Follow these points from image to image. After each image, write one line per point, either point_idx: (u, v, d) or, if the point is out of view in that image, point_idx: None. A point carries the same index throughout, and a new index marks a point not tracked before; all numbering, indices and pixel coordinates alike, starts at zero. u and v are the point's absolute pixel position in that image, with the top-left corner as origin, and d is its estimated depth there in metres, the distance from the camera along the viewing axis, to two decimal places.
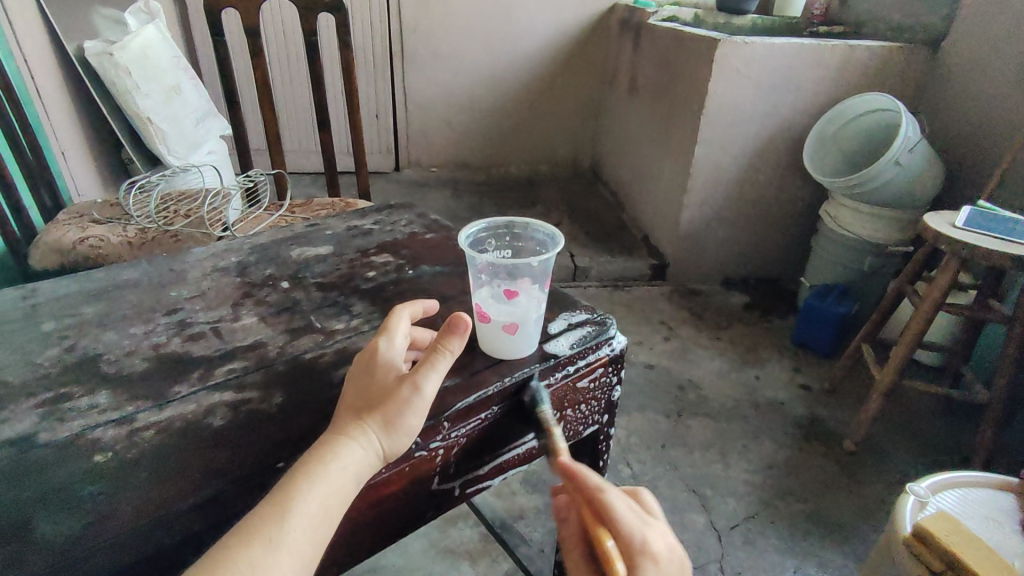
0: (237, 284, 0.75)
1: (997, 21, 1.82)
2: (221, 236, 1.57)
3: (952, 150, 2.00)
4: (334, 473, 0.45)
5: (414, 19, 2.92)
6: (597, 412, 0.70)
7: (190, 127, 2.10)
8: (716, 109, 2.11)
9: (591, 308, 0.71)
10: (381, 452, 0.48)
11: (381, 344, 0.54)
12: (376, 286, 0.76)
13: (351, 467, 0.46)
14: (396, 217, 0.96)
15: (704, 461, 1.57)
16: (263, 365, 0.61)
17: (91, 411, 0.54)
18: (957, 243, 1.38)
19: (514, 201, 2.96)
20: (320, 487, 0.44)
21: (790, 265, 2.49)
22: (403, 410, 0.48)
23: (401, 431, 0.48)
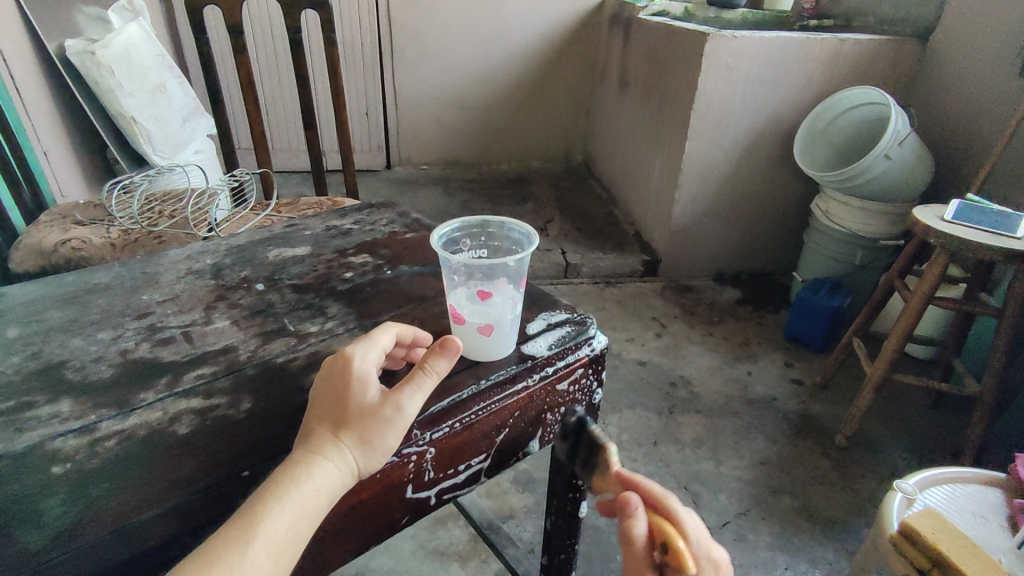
0: (210, 287, 0.74)
1: (986, 12, 1.81)
2: (205, 236, 1.55)
3: (942, 142, 1.99)
4: (307, 494, 0.43)
5: (403, 15, 2.90)
6: (578, 415, 0.69)
7: (175, 126, 2.08)
8: (706, 103, 2.10)
9: (571, 308, 0.70)
10: (354, 470, 0.46)
11: (356, 352, 0.50)
12: (353, 287, 0.74)
13: (325, 489, 0.44)
14: (377, 216, 0.94)
15: (695, 458, 1.57)
16: (233, 370, 0.59)
17: (52, 420, 0.52)
18: (946, 237, 1.37)
19: (506, 199, 2.94)
20: (290, 510, 0.43)
21: (782, 259, 2.49)
22: (383, 430, 0.47)
23: (378, 451, 0.47)
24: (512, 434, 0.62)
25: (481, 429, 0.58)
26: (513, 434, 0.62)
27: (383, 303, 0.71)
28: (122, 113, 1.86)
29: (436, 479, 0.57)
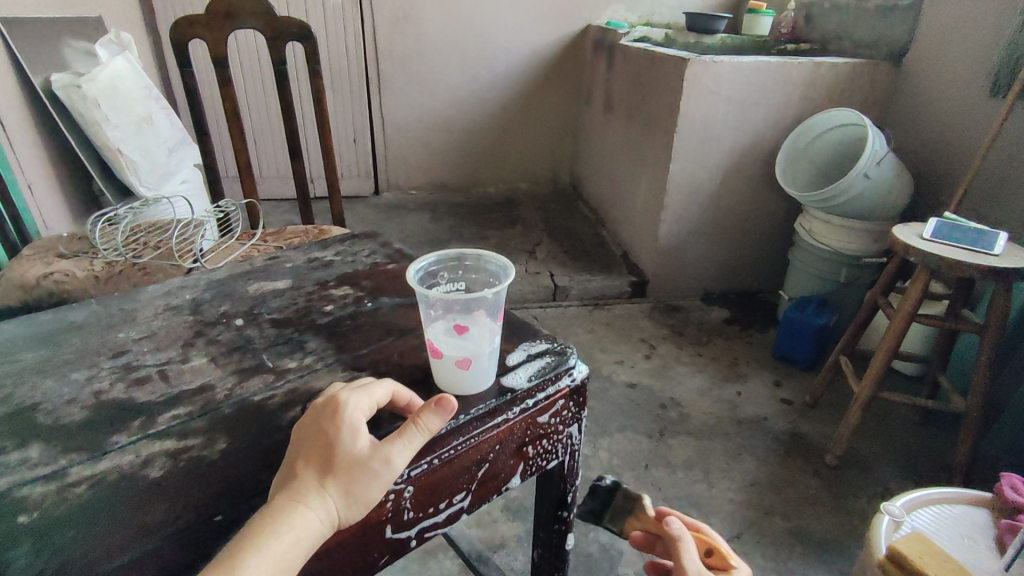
0: (188, 323, 0.73)
1: (956, 36, 1.86)
2: (190, 268, 1.54)
3: (919, 161, 2.03)
4: (285, 545, 0.42)
5: (389, 43, 2.95)
6: (559, 445, 0.69)
7: (162, 157, 2.09)
8: (688, 126, 2.14)
9: (551, 338, 0.70)
10: (334, 522, 0.45)
11: (348, 399, 0.50)
12: (333, 320, 0.74)
13: (305, 541, 0.43)
14: (359, 247, 0.95)
15: (687, 481, 1.56)
16: (208, 409, 0.58)
17: (21, 466, 0.51)
18: (926, 255, 1.39)
19: (495, 222, 2.96)
20: (267, 562, 0.41)
21: (769, 278, 2.51)
22: (368, 483, 0.46)
23: (361, 504, 0.46)
24: (492, 467, 0.61)
25: (460, 464, 0.58)
26: (493, 468, 0.61)
27: (363, 336, 0.71)
28: (108, 145, 1.86)
29: (415, 517, 0.56)
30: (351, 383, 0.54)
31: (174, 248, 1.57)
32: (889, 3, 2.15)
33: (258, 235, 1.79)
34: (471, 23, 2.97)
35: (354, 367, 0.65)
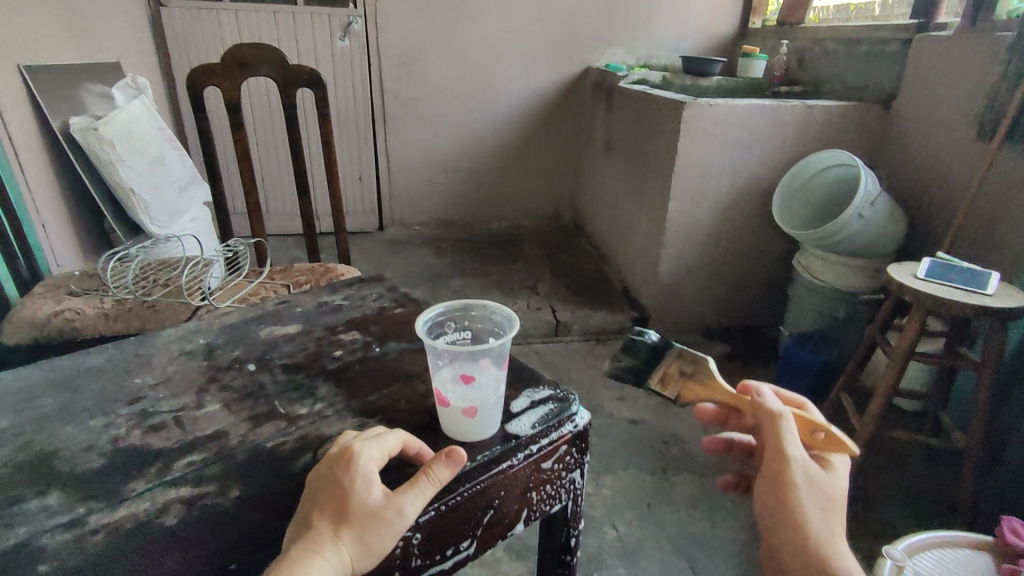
0: (202, 369, 0.76)
1: (943, 81, 1.93)
2: (198, 306, 1.57)
3: (912, 201, 2.08)
4: None
5: (395, 85, 3.04)
6: (562, 490, 0.70)
7: (173, 196, 2.14)
8: (686, 166, 2.19)
9: (554, 383, 0.72)
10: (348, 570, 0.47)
11: (363, 450, 0.52)
12: (342, 366, 0.76)
13: None
14: (366, 291, 0.98)
15: (690, 520, 1.55)
16: (222, 456, 0.60)
17: (41, 514, 0.53)
18: (922, 294, 1.42)
19: (497, 258, 3.00)
20: None
21: (769, 313, 2.53)
22: (382, 533, 0.48)
23: (374, 552, 0.48)
24: (496, 513, 0.63)
25: (465, 510, 0.59)
26: (497, 513, 0.63)
27: (372, 381, 0.73)
28: (121, 186, 1.91)
29: (421, 564, 0.57)
30: (362, 433, 0.56)
31: (183, 287, 1.60)
32: (877, 49, 2.23)
33: (265, 273, 1.82)
34: (474, 65, 3.07)
35: (363, 413, 0.67)
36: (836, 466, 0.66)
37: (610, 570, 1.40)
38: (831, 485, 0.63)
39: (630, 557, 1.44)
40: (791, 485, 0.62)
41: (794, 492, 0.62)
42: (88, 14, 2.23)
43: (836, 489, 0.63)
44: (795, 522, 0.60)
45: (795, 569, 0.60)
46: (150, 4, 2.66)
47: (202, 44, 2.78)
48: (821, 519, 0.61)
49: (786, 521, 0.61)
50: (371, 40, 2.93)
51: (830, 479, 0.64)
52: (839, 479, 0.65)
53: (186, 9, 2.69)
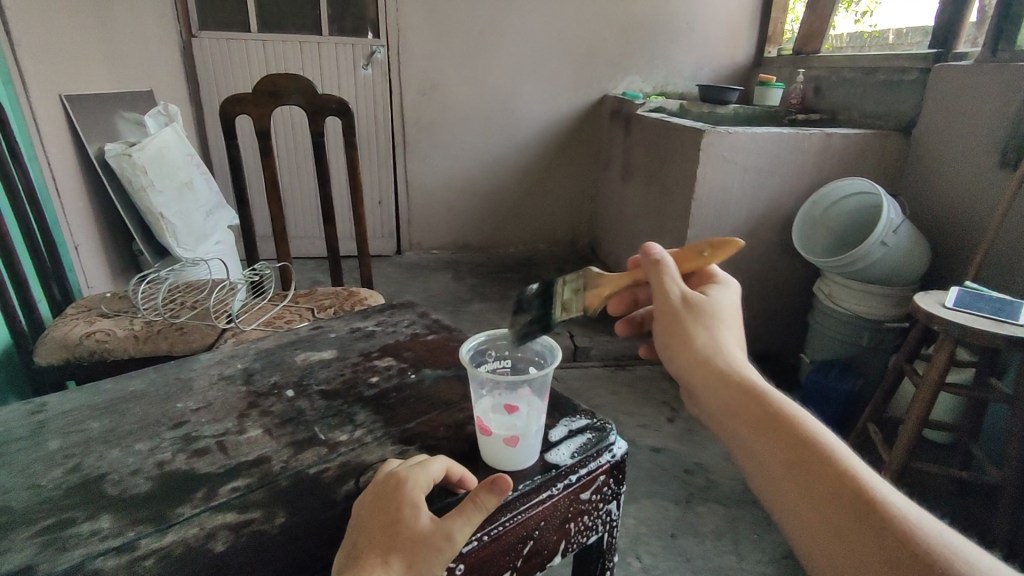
0: (242, 394, 0.77)
1: (964, 109, 1.93)
2: (226, 329, 1.59)
3: (935, 228, 2.07)
4: None
5: (416, 112, 3.11)
6: (598, 521, 0.70)
7: (200, 220, 2.19)
8: (705, 193, 2.21)
9: (591, 412, 0.72)
10: None
11: (411, 476, 0.53)
12: (378, 392, 0.77)
13: None
14: (398, 317, 0.99)
15: (716, 552, 1.53)
16: (266, 482, 0.61)
17: (94, 538, 0.54)
18: (950, 324, 1.40)
19: (515, 282, 3.02)
20: None
21: (789, 340, 2.51)
22: (431, 558, 0.49)
23: None
24: (535, 543, 0.62)
25: (506, 540, 0.59)
26: (536, 543, 0.63)
27: (409, 409, 0.73)
28: (151, 210, 1.96)
29: None
30: (408, 460, 0.57)
31: (211, 309, 1.62)
32: (895, 78, 2.24)
33: (290, 296, 1.85)
34: (493, 93, 3.13)
35: (402, 441, 0.67)
36: (729, 292, 0.66)
37: None
38: (728, 312, 0.63)
39: None
40: (688, 320, 0.61)
41: (692, 331, 0.61)
42: (124, 45, 2.32)
43: (734, 317, 0.63)
44: (703, 354, 0.59)
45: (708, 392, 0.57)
46: (181, 35, 2.76)
47: (230, 72, 2.86)
48: (726, 345, 0.60)
49: (696, 357, 0.59)
50: (393, 68, 3.00)
51: (726, 307, 0.64)
52: (734, 303, 0.65)
53: (216, 39, 2.78)
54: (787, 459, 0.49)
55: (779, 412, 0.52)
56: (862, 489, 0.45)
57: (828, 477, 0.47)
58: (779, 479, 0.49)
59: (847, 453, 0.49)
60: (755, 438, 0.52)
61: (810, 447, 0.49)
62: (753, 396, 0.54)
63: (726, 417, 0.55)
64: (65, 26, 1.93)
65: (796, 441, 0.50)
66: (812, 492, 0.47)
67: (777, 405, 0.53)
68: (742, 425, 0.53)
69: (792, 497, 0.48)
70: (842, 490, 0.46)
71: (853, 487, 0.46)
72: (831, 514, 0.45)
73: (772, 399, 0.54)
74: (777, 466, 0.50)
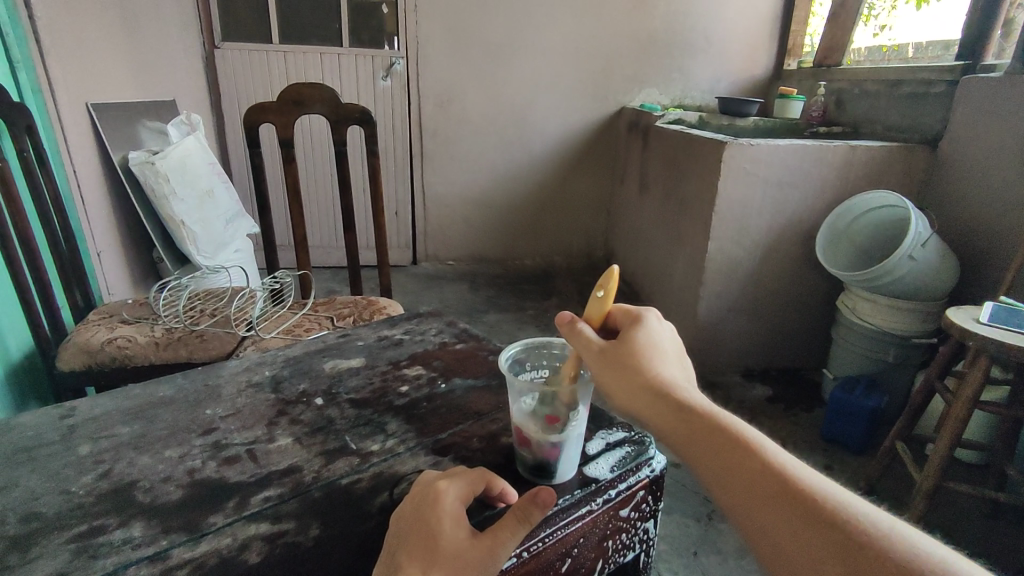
0: (271, 401, 0.76)
1: (993, 122, 1.90)
2: (246, 336, 1.59)
3: (964, 242, 2.02)
4: None
5: (434, 123, 3.12)
6: (637, 539, 0.67)
7: (220, 228, 2.20)
8: (726, 205, 2.18)
9: (629, 425, 0.70)
10: None
11: (450, 490, 0.51)
12: (409, 402, 0.75)
13: None
14: (426, 326, 0.98)
15: (740, 572, 1.49)
16: (298, 492, 0.59)
17: (126, 546, 0.52)
18: (986, 340, 1.36)
19: (531, 294, 3.00)
20: None
21: (811, 356, 2.46)
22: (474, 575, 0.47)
23: None
24: (574, 561, 0.60)
25: (545, 557, 0.57)
26: (575, 561, 0.60)
27: (442, 419, 0.72)
28: (173, 218, 1.98)
29: None
30: (444, 475, 0.55)
31: (231, 317, 1.62)
32: (920, 90, 2.22)
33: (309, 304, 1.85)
34: (511, 105, 3.14)
35: (436, 452, 0.66)
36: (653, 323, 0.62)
37: None
38: (657, 346, 0.59)
39: None
40: (626, 369, 0.56)
41: (629, 373, 0.56)
42: (150, 55, 2.35)
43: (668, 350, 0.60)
44: (653, 397, 0.54)
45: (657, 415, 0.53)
46: (205, 46, 2.80)
47: (251, 84, 2.90)
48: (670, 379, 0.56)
49: (646, 405, 0.54)
50: (412, 80, 3.02)
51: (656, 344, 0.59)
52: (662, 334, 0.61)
53: (239, 51, 2.82)
54: (765, 497, 0.47)
55: (748, 449, 0.49)
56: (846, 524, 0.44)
57: (814, 520, 0.44)
58: (762, 524, 0.46)
59: (816, 482, 0.47)
60: (729, 480, 0.48)
61: (786, 488, 0.47)
62: (719, 433, 0.51)
63: (694, 459, 0.51)
64: (93, 36, 1.96)
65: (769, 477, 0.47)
66: (798, 534, 0.44)
67: (746, 442, 0.50)
68: (697, 445, 0.51)
69: (780, 541, 0.45)
70: (831, 530, 0.43)
71: (843, 525, 0.44)
72: (827, 560, 0.42)
73: (739, 435, 0.50)
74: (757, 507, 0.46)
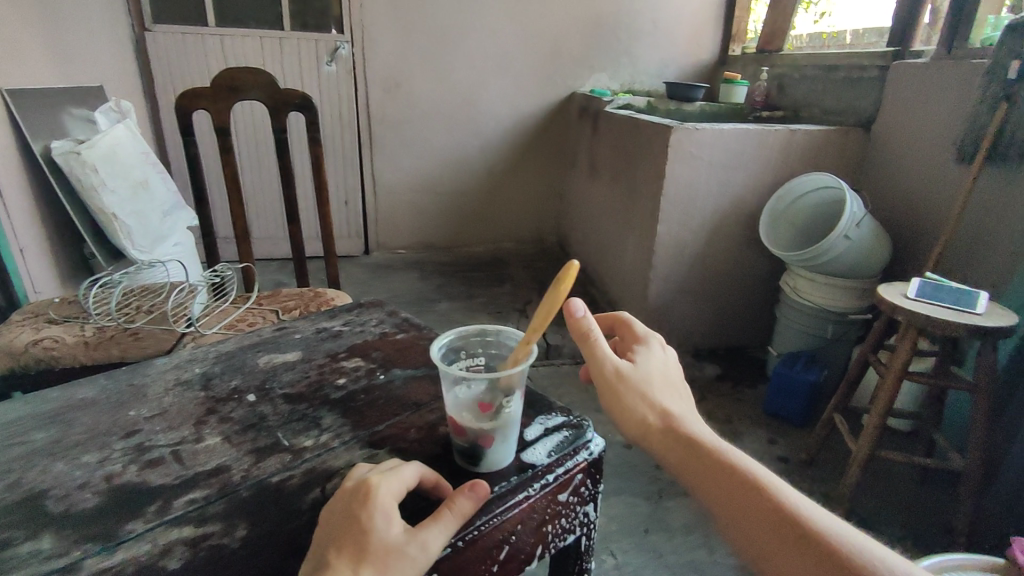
0: (199, 399, 0.72)
1: (920, 106, 1.99)
2: (185, 333, 1.53)
3: (895, 222, 2.12)
4: None
5: (382, 110, 3.05)
6: (577, 521, 0.68)
7: (155, 221, 2.08)
8: (673, 189, 2.22)
9: (567, 409, 0.70)
10: None
11: (382, 484, 0.50)
12: (346, 394, 0.74)
13: None
14: (367, 316, 0.96)
15: (689, 546, 1.55)
16: (226, 492, 0.57)
17: (34, 559, 0.49)
18: (913, 315, 1.43)
19: (484, 281, 2.99)
20: None
21: (756, 334, 2.55)
22: (406, 569, 0.47)
23: None
24: (512, 547, 0.60)
25: (482, 546, 0.57)
26: (514, 546, 0.60)
27: (378, 411, 0.70)
28: (103, 210, 1.85)
29: None
30: (377, 469, 0.54)
31: (168, 313, 1.55)
32: (855, 75, 2.30)
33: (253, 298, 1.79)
34: (461, 91, 3.11)
35: (372, 444, 0.64)
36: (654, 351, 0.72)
37: None
38: (659, 376, 0.69)
39: None
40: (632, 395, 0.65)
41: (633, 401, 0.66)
42: (71, 37, 2.21)
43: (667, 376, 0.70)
44: (656, 425, 0.64)
45: (659, 441, 0.63)
46: (133, 28, 2.64)
47: (186, 68, 2.76)
48: (670, 407, 0.66)
49: (650, 433, 0.64)
50: (358, 65, 2.94)
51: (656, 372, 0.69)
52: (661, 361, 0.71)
53: (171, 33, 2.68)
54: (754, 517, 0.55)
55: (734, 471, 0.58)
56: (821, 534, 0.52)
57: (793, 535, 0.52)
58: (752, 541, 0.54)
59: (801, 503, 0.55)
60: (721, 498, 0.57)
61: (768, 501, 0.55)
62: (715, 457, 0.60)
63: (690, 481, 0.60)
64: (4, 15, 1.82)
65: (756, 493, 0.56)
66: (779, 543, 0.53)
67: (737, 466, 0.59)
68: (693, 470, 0.60)
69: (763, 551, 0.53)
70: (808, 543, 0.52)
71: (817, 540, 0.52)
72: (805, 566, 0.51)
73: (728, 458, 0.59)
74: (745, 519, 0.55)
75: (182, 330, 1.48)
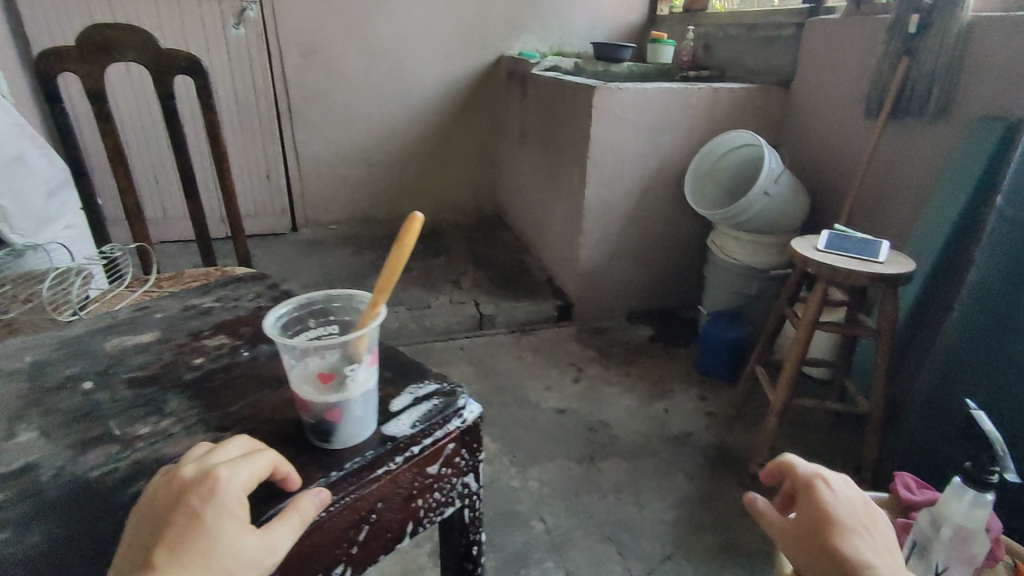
0: (25, 391, 0.64)
1: (834, 61, 2.01)
2: (69, 321, 1.39)
3: (813, 177, 2.16)
4: None
5: (299, 77, 2.88)
6: (454, 494, 0.64)
7: (38, 201, 1.86)
8: (599, 151, 2.18)
9: (441, 376, 0.66)
10: None
11: (224, 471, 0.45)
12: (200, 374, 0.67)
13: None
14: (243, 291, 0.88)
15: (617, 506, 1.55)
16: (30, 494, 0.50)
17: None
18: (823, 266, 1.46)
19: (418, 253, 2.91)
20: None
21: (689, 294, 2.58)
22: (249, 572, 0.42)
23: None
24: (373, 526, 0.56)
25: (332, 528, 0.52)
26: (374, 525, 0.56)
27: (233, 390, 0.64)
28: None
29: None
30: (220, 451, 0.48)
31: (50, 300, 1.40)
32: (774, 32, 2.30)
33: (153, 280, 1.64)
34: (383, 55, 2.96)
35: (218, 427, 0.58)
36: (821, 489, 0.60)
37: (537, 566, 1.38)
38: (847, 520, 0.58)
39: (558, 548, 1.43)
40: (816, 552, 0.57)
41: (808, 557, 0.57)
42: None
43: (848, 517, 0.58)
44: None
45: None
46: None
47: (72, 32, 2.51)
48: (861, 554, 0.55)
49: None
50: (268, 28, 2.74)
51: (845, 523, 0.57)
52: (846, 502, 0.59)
53: None
54: None
55: None
56: None
57: None
58: None
59: None
60: None
61: None
62: None
63: None
64: None
65: None
66: None
67: None
68: None
69: None
70: None
71: None
72: None
73: None
74: None
75: (64, 318, 1.35)
